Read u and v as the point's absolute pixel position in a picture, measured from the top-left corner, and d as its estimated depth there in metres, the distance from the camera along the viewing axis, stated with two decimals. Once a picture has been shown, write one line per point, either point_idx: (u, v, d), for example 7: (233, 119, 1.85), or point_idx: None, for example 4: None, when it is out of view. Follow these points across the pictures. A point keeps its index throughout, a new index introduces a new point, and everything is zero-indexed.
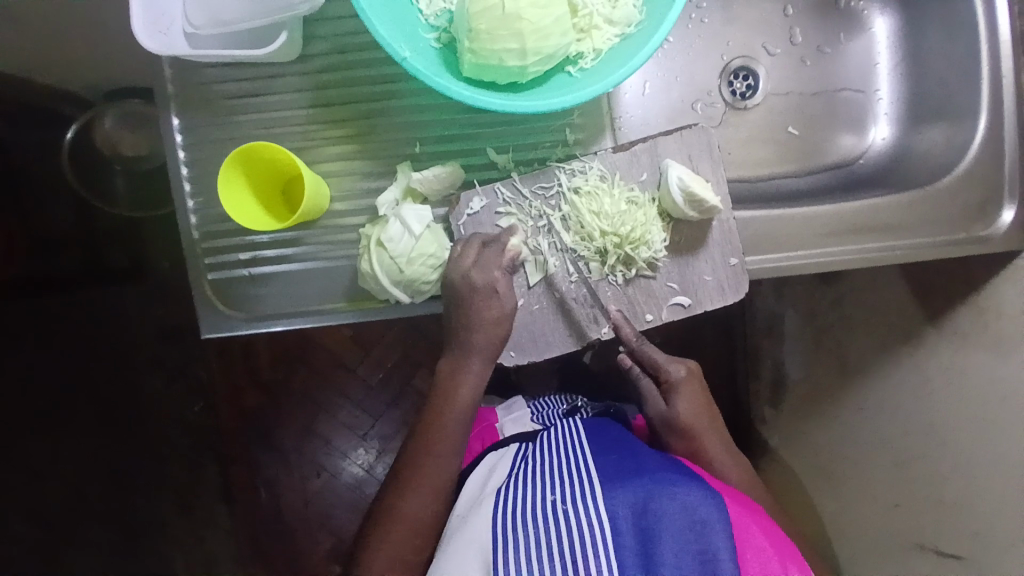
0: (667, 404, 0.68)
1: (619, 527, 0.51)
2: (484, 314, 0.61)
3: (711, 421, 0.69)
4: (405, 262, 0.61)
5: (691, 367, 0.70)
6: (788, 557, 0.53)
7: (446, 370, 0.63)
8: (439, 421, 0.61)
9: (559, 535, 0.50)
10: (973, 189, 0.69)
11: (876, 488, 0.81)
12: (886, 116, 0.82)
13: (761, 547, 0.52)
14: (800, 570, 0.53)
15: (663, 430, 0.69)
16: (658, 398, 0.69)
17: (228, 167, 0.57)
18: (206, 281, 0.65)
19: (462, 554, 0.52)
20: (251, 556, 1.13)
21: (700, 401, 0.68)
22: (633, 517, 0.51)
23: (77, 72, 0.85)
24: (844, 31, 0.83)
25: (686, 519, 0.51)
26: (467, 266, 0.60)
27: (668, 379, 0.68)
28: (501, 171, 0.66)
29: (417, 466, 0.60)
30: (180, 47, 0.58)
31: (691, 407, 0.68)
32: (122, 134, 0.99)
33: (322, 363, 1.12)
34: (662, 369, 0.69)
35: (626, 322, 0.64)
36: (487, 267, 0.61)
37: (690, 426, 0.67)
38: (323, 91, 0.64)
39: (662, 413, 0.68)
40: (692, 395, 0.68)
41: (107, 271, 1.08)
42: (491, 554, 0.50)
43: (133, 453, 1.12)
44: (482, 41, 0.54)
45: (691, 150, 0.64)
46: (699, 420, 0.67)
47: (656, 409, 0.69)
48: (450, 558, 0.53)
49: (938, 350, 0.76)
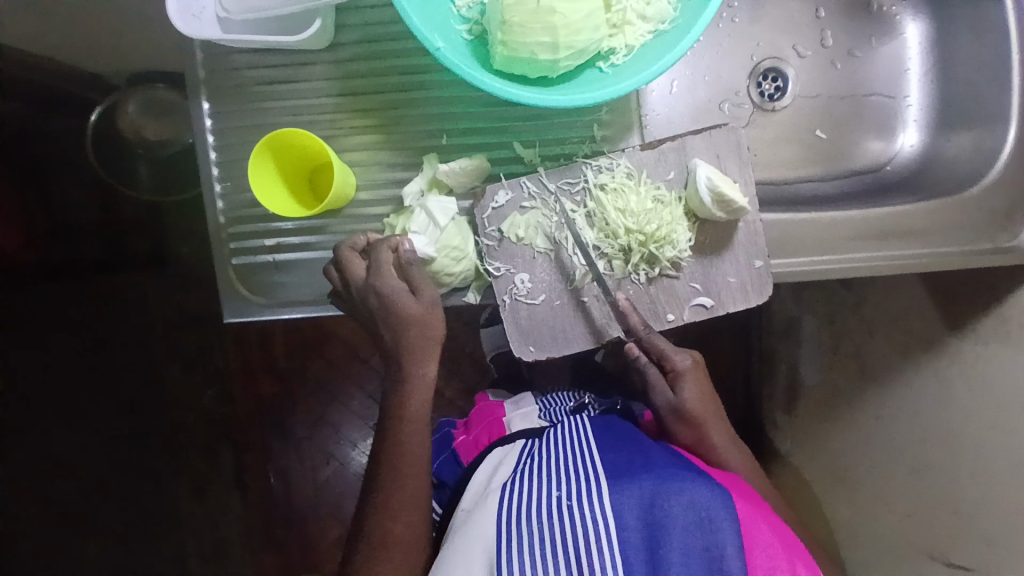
0: (675, 392, 0.68)
1: (624, 522, 0.51)
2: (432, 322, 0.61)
3: (715, 410, 0.68)
4: (456, 259, 0.63)
5: (697, 356, 0.70)
6: (796, 555, 0.54)
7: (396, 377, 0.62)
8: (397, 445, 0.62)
9: (565, 531, 0.51)
10: (1002, 197, 0.68)
11: (890, 497, 0.81)
12: (915, 123, 0.81)
13: (770, 543, 0.53)
14: (807, 567, 0.53)
15: (668, 418, 0.68)
16: (664, 386, 0.68)
17: (257, 154, 0.57)
18: (230, 266, 0.65)
19: (469, 554, 0.53)
20: (260, 540, 1.14)
21: (707, 391, 0.68)
22: (639, 513, 0.52)
23: (104, 55, 0.85)
24: (875, 34, 0.82)
25: (692, 516, 0.51)
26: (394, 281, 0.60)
27: (674, 367, 0.68)
28: (527, 166, 0.65)
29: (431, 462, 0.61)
30: (210, 33, 0.59)
31: (696, 397, 0.67)
32: (145, 121, 0.99)
33: (337, 353, 1.12)
34: (667, 357, 0.68)
35: (632, 309, 0.63)
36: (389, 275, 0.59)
37: (697, 415, 0.67)
38: (352, 80, 0.64)
39: (670, 402, 0.67)
40: (697, 384, 0.68)
41: (128, 254, 1.09)
42: (497, 550, 0.52)
43: (148, 435, 1.13)
44: (515, 34, 0.54)
45: (719, 150, 0.64)
46: (705, 410, 0.67)
47: (662, 397, 0.68)
48: (457, 553, 0.54)
49: (960, 360, 0.75)
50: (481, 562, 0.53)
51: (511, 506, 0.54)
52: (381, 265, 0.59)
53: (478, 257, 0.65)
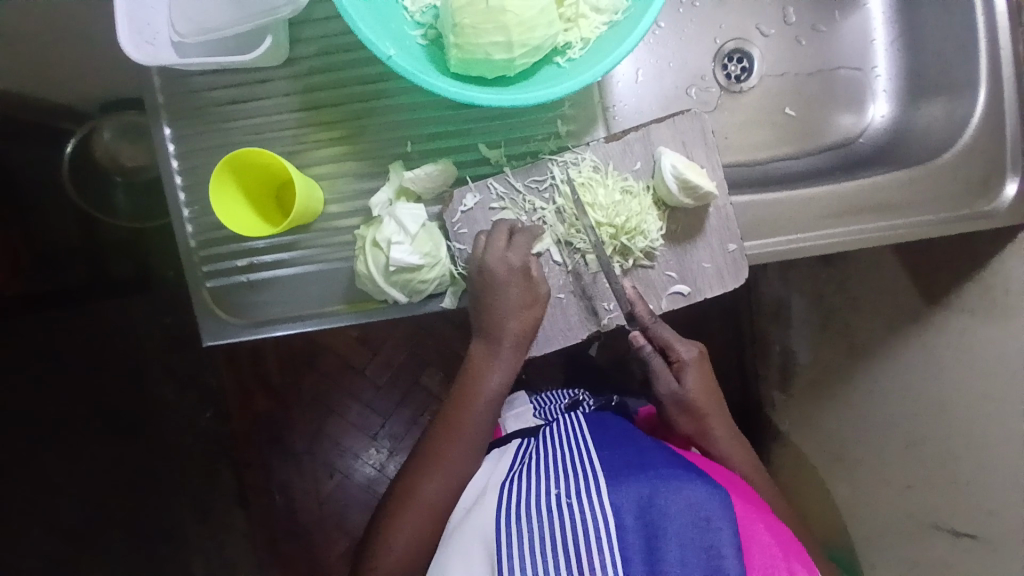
0: (679, 382, 0.67)
1: (623, 520, 0.51)
2: (520, 296, 0.61)
3: (717, 402, 0.68)
4: (428, 266, 0.62)
5: (701, 348, 0.69)
6: (794, 557, 0.54)
7: (479, 355, 0.63)
8: (465, 405, 0.62)
9: (563, 532, 0.50)
10: (975, 163, 0.68)
11: (889, 470, 0.81)
12: (884, 93, 0.81)
13: (768, 544, 0.52)
14: (804, 570, 0.53)
15: (671, 409, 0.67)
16: (667, 377, 0.67)
17: (217, 176, 0.57)
18: (204, 289, 0.65)
19: (470, 549, 0.53)
20: (268, 558, 1.14)
21: (710, 381, 0.67)
22: (638, 511, 0.51)
23: (69, 86, 0.85)
24: (838, 8, 0.82)
25: (692, 515, 0.51)
26: (502, 249, 0.61)
27: (679, 358, 0.67)
28: (494, 166, 0.65)
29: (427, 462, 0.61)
30: (165, 57, 0.58)
31: (700, 388, 0.67)
32: (122, 145, 1.01)
33: (329, 366, 1.12)
34: (670, 347, 0.66)
35: (640, 301, 0.63)
36: (519, 250, 0.61)
37: (700, 406, 0.67)
38: (311, 94, 0.64)
39: (674, 392, 0.66)
40: (701, 375, 0.67)
41: (113, 282, 1.09)
42: (496, 548, 0.51)
43: (146, 461, 1.13)
44: (468, 36, 0.54)
45: (684, 137, 0.64)
46: (708, 400, 0.67)
47: (666, 387, 0.67)
48: (456, 551, 0.54)
49: (947, 328, 0.75)
50: (481, 560, 0.52)
51: (511, 504, 0.53)
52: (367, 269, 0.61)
53: (451, 261, 0.64)
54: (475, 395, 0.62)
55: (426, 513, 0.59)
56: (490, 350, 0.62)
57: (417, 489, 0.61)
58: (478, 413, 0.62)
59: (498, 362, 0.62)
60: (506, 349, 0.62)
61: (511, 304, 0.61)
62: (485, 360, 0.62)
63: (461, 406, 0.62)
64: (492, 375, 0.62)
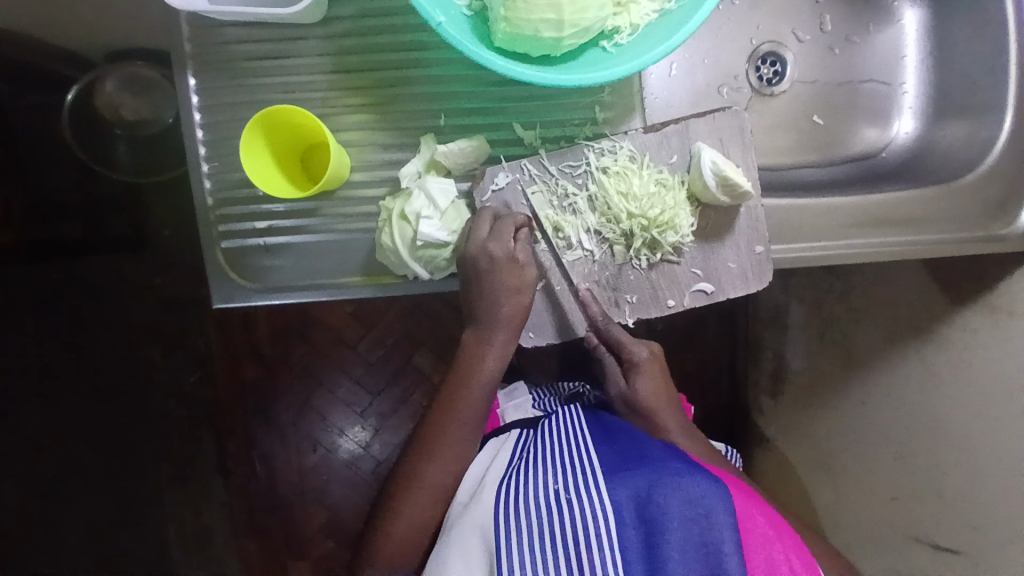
0: (628, 383, 0.66)
1: (621, 517, 0.50)
2: (506, 279, 0.59)
3: (670, 401, 0.66)
4: (453, 244, 0.62)
5: (654, 349, 0.67)
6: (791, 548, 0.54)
7: (470, 344, 0.61)
8: (463, 396, 0.60)
9: (564, 529, 0.49)
10: (994, 184, 0.69)
11: (874, 480, 0.82)
12: (911, 110, 0.81)
13: (766, 536, 0.52)
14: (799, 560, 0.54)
15: (621, 410, 0.66)
16: (619, 377, 0.66)
17: (249, 131, 0.55)
18: (218, 249, 0.63)
19: (467, 546, 0.52)
20: (244, 529, 1.12)
21: (663, 384, 0.66)
22: (636, 507, 0.50)
23: (81, 31, 0.81)
24: (873, 22, 0.82)
25: (691, 510, 0.50)
26: (484, 238, 0.59)
27: (631, 359, 0.65)
28: (528, 148, 0.64)
29: (435, 440, 0.60)
30: (198, 3, 0.55)
31: (651, 389, 0.65)
32: (126, 99, 0.95)
33: (322, 339, 1.10)
34: (623, 348, 0.65)
35: (594, 301, 0.63)
36: (503, 237, 0.59)
37: (650, 407, 0.64)
38: (346, 56, 0.62)
39: (622, 393, 0.66)
40: (653, 377, 0.65)
41: (106, 237, 1.05)
42: (494, 546, 0.50)
43: (127, 422, 1.10)
44: (519, 9, 0.52)
45: (722, 133, 0.63)
46: (660, 402, 0.65)
47: (617, 388, 0.66)
48: (453, 548, 0.52)
49: (949, 346, 0.75)
50: (479, 558, 0.51)
51: (508, 500, 0.52)
52: (395, 242, 0.60)
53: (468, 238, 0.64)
54: (470, 387, 0.60)
55: (430, 491, 0.59)
56: (479, 338, 0.61)
57: (420, 466, 0.59)
58: (476, 405, 0.61)
59: (491, 349, 0.60)
60: (500, 335, 0.60)
61: (498, 288, 0.59)
62: (478, 348, 0.60)
63: (457, 391, 0.61)
64: (484, 362, 0.60)
